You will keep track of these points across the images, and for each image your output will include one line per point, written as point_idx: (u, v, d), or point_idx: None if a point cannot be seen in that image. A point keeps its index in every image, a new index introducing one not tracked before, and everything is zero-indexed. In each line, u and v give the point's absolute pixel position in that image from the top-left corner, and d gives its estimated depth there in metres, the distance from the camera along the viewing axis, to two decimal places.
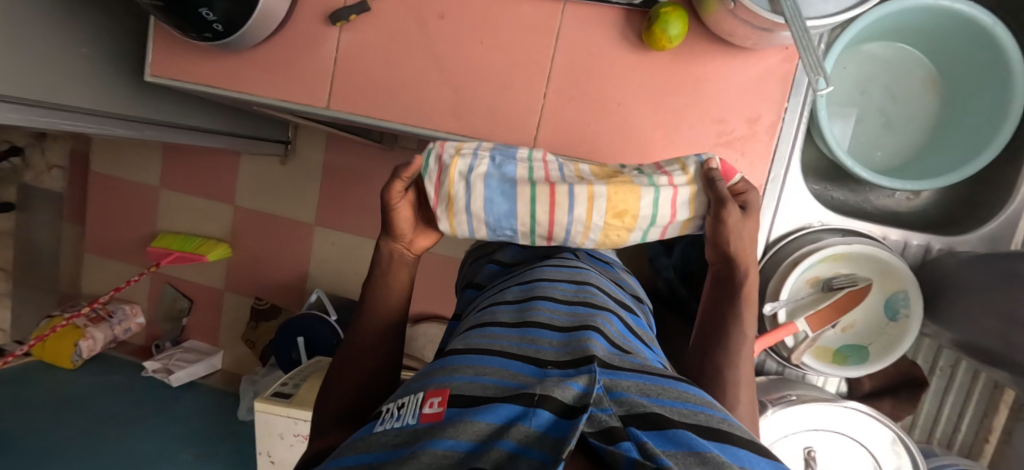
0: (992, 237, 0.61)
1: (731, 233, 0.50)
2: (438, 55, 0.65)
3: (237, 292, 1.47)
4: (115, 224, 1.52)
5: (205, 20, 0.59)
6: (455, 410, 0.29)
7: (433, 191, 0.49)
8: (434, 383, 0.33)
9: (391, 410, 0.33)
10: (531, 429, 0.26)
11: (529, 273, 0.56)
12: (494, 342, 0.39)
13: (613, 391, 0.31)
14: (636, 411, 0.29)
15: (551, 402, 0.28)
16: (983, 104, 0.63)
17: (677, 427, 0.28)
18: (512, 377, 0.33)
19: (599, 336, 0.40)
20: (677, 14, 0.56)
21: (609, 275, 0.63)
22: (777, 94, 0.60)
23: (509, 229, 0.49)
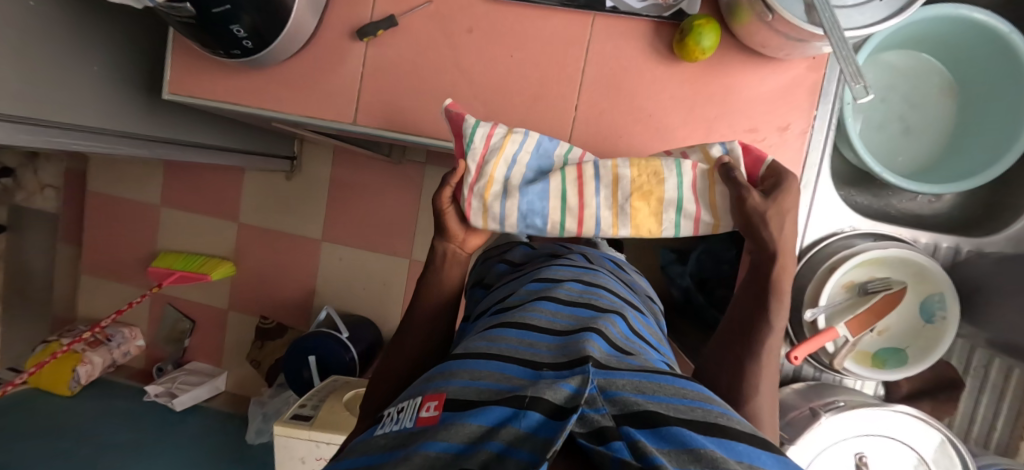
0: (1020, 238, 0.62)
1: (761, 223, 0.47)
2: (466, 69, 0.65)
3: (241, 311, 1.44)
4: (115, 244, 1.49)
5: (235, 37, 0.58)
6: (450, 413, 0.29)
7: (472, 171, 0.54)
8: (433, 388, 0.33)
9: (391, 413, 0.33)
10: (520, 430, 0.26)
11: (539, 272, 0.55)
12: (492, 345, 0.38)
13: (607, 389, 0.31)
14: (630, 410, 0.29)
15: (541, 403, 0.28)
16: (1002, 107, 0.65)
17: (672, 425, 0.28)
18: (507, 379, 0.33)
19: (598, 338, 0.39)
20: (709, 26, 0.57)
21: (617, 275, 0.62)
22: (806, 102, 0.61)
23: (538, 219, 0.54)
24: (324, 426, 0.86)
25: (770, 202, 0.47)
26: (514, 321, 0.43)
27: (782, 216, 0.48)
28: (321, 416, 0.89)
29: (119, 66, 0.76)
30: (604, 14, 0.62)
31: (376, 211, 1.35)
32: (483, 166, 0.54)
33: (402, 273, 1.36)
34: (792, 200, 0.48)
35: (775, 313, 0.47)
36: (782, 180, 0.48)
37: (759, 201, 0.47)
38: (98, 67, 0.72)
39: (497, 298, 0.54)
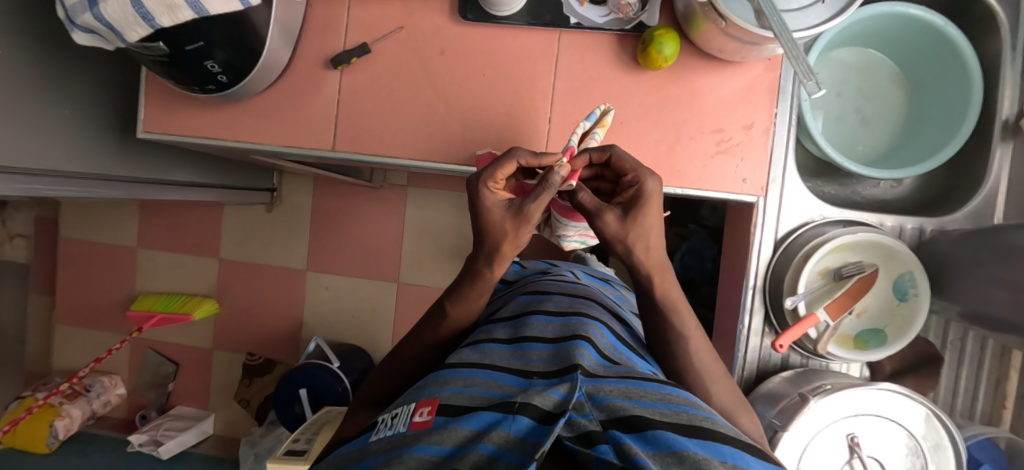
0: (977, 213, 0.67)
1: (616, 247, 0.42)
2: (441, 89, 0.67)
3: (226, 349, 1.40)
4: (91, 291, 1.45)
5: (210, 72, 0.59)
6: (443, 418, 0.29)
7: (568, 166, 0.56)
8: (426, 395, 0.33)
9: (385, 420, 0.33)
10: (510, 434, 0.27)
11: (531, 286, 0.57)
12: (485, 357, 0.39)
13: (595, 395, 0.31)
14: (618, 415, 0.30)
15: (531, 408, 0.29)
16: (948, 93, 0.69)
17: (658, 428, 0.29)
18: (499, 387, 0.33)
19: (588, 346, 0.40)
20: (668, 35, 0.60)
21: (606, 292, 0.63)
22: (766, 101, 0.64)
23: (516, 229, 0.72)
24: None
25: (629, 225, 0.41)
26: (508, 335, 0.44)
27: (643, 234, 0.41)
28: (315, 449, 0.87)
29: (92, 107, 0.76)
30: (569, 30, 0.65)
31: (361, 236, 1.36)
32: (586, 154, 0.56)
33: (390, 296, 1.35)
34: (655, 213, 0.42)
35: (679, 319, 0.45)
36: (639, 193, 0.42)
37: (614, 225, 0.41)
38: (70, 110, 0.72)
39: (488, 311, 0.55)
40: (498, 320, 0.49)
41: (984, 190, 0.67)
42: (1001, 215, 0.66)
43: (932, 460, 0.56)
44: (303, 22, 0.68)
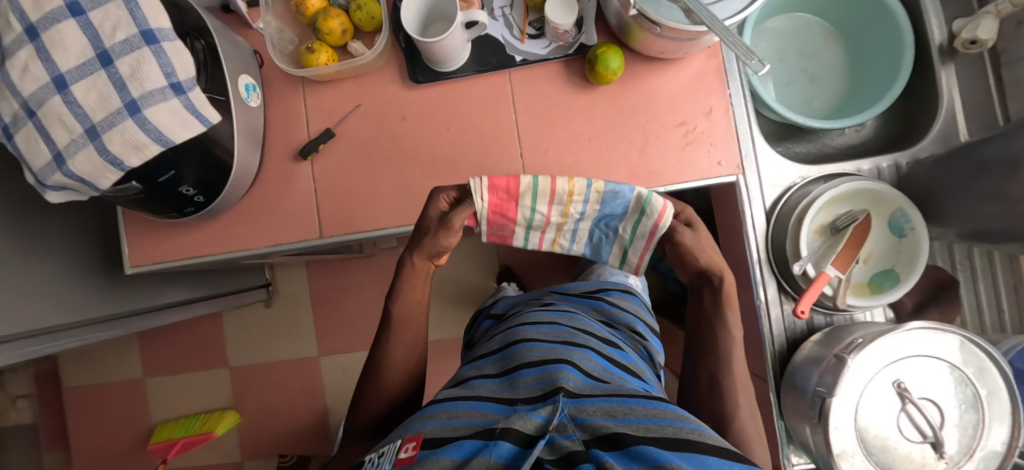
0: (943, 137, 0.68)
1: (690, 253, 0.54)
2: (410, 152, 0.69)
3: (257, 456, 1.35)
4: (104, 435, 1.39)
5: (186, 196, 0.60)
6: (427, 451, 0.34)
7: (546, 211, 0.53)
8: (413, 431, 0.38)
9: (373, 458, 0.38)
10: (491, 460, 0.31)
11: (519, 319, 0.59)
12: (472, 391, 0.43)
13: (577, 416, 0.35)
14: (601, 433, 0.34)
15: (512, 432, 0.33)
16: (879, 36, 0.72)
17: (639, 443, 0.33)
18: (484, 415, 0.37)
19: (572, 369, 0.43)
20: (610, 49, 0.63)
21: (596, 314, 0.64)
22: (717, 85, 0.67)
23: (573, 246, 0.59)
24: None
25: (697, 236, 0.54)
26: (500, 367, 0.47)
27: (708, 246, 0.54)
28: None
29: (73, 255, 0.75)
30: (518, 67, 0.68)
31: (365, 308, 1.36)
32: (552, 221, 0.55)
33: None
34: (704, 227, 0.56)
35: (732, 324, 0.55)
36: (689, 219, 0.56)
37: (687, 235, 0.54)
38: (52, 263, 0.71)
39: (477, 350, 0.58)
40: (487, 354, 0.52)
41: (943, 114, 0.68)
42: (966, 132, 0.68)
43: (980, 384, 0.56)
44: (265, 123, 0.69)
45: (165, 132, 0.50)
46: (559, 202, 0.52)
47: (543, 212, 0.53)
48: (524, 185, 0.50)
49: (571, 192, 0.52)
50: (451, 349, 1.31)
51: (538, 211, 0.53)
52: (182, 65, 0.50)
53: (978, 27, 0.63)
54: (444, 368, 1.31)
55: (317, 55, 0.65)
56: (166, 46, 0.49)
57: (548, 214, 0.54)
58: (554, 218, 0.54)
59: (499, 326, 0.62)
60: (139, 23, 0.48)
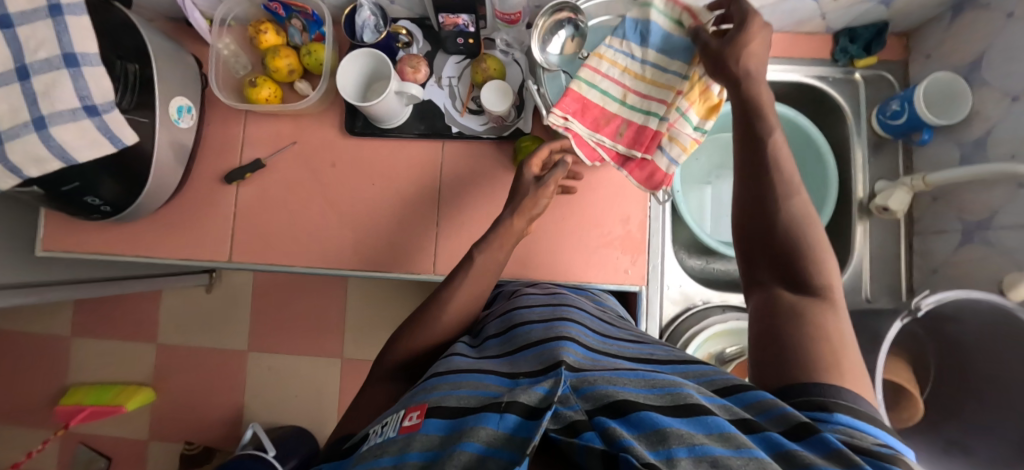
0: (849, 291, 0.69)
1: (746, 56, 0.45)
2: (332, 199, 0.70)
3: (163, 439, 1.34)
4: (18, 385, 1.38)
5: (92, 205, 0.61)
6: (432, 422, 0.34)
7: (611, 80, 0.55)
8: (416, 401, 0.38)
9: (376, 429, 0.37)
10: (497, 431, 0.31)
11: (514, 302, 0.58)
12: (474, 364, 0.42)
13: (580, 387, 0.34)
14: (603, 402, 0.32)
15: (516, 405, 0.32)
16: (810, 175, 0.74)
17: (642, 409, 0.30)
18: (486, 387, 0.37)
19: (573, 344, 0.42)
20: (536, 146, 0.65)
21: (589, 299, 0.63)
22: (637, 196, 0.69)
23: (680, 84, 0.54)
24: None
25: (728, 42, 0.45)
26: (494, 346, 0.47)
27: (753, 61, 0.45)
28: None
29: None
30: (452, 138, 0.69)
31: (303, 313, 1.36)
32: (620, 80, 0.56)
33: (332, 374, 1.34)
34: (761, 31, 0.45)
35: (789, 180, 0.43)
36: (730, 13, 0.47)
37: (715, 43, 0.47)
38: None
39: (475, 330, 0.57)
40: (487, 338, 0.52)
41: (849, 268, 0.70)
42: (870, 292, 0.69)
43: None
44: (198, 138, 0.71)
45: (68, 150, 0.51)
46: (614, 68, 0.55)
47: (605, 78, 0.55)
48: (578, 92, 0.54)
49: (607, 52, 0.56)
50: None
51: (609, 90, 0.55)
52: (99, 89, 0.52)
53: (891, 197, 0.66)
54: None
55: (259, 90, 0.66)
56: (86, 70, 0.50)
57: (609, 75, 0.55)
58: (615, 76, 0.55)
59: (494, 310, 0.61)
60: (63, 45, 0.49)
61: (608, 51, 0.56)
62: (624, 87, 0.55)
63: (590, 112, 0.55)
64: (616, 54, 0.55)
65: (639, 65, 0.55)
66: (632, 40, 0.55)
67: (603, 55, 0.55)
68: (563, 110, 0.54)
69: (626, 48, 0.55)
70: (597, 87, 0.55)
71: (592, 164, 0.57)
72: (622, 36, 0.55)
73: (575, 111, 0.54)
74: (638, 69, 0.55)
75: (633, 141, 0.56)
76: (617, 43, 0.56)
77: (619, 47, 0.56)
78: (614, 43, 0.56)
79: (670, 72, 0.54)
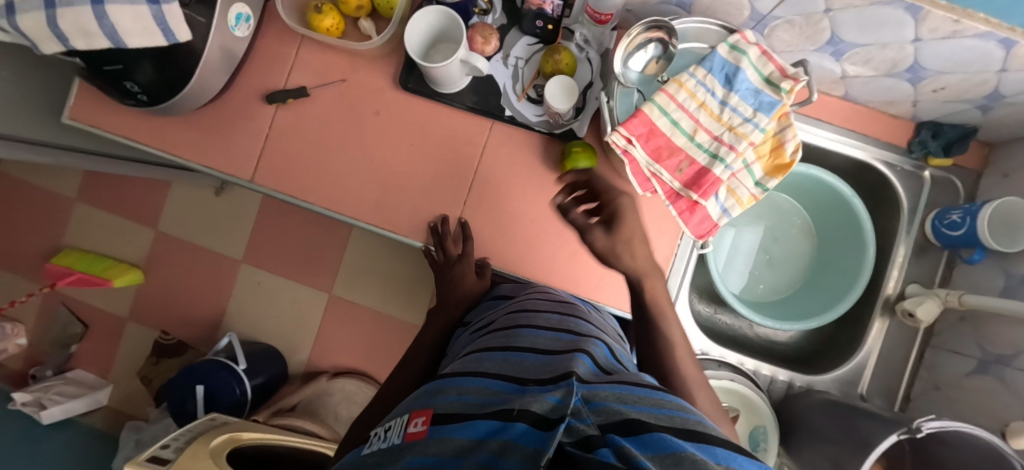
0: (845, 381, 0.69)
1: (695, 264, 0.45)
2: (367, 148, 0.68)
3: (141, 322, 1.37)
4: (15, 233, 1.39)
5: (129, 91, 0.59)
6: (435, 429, 0.32)
7: (686, 111, 0.53)
8: (421, 405, 0.37)
9: (379, 433, 0.37)
10: (507, 441, 0.28)
11: (521, 303, 0.57)
12: (478, 364, 0.42)
13: (591, 401, 0.32)
14: (615, 419, 0.30)
15: (527, 414, 0.30)
16: (846, 256, 0.72)
17: (655, 431, 0.29)
18: (492, 393, 0.35)
19: (585, 357, 0.41)
20: (586, 154, 0.62)
21: (596, 313, 0.62)
22: (670, 231, 0.67)
23: (757, 132, 0.52)
24: None
25: None
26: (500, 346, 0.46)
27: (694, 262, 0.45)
28: (180, 461, 0.82)
29: None
30: (503, 121, 0.67)
31: (303, 240, 1.36)
32: (695, 113, 0.53)
33: (317, 307, 1.36)
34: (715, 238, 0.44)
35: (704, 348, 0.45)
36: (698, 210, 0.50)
37: None
38: None
39: (481, 326, 0.56)
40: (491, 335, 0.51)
41: (856, 359, 0.69)
42: (867, 388, 0.69)
43: None
44: (249, 50, 0.68)
45: (119, 33, 0.49)
46: (691, 100, 0.53)
47: (680, 108, 0.52)
48: (649, 116, 0.52)
49: (688, 81, 0.53)
50: (360, 316, 1.35)
51: (681, 121, 0.53)
52: None
53: (920, 305, 0.64)
54: (345, 330, 1.35)
55: (322, 18, 0.62)
56: None
57: (685, 106, 0.53)
58: (692, 108, 0.53)
59: (503, 305, 0.60)
60: None
61: (687, 80, 0.53)
62: (698, 122, 0.53)
63: (657, 138, 0.52)
64: (697, 86, 0.53)
65: (717, 103, 0.53)
66: (717, 78, 0.53)
67: (684, 84, 0.53)
68: (630, 131, 0.52)
69: (708, 82, 0.53)
70: (668, 115, 0.52)
71: (643, 193, 0.55)
72: (708, 68, 0.53)
73: (642, 135, 0.52)
74: (715, 106, 0.53)
75: (691, 181, 0.53)
76: (702, 74, 0.53)
77: (702, 78, 0.53)
78: (698, 73, 0.53)
79: (745, 120, 0.52)
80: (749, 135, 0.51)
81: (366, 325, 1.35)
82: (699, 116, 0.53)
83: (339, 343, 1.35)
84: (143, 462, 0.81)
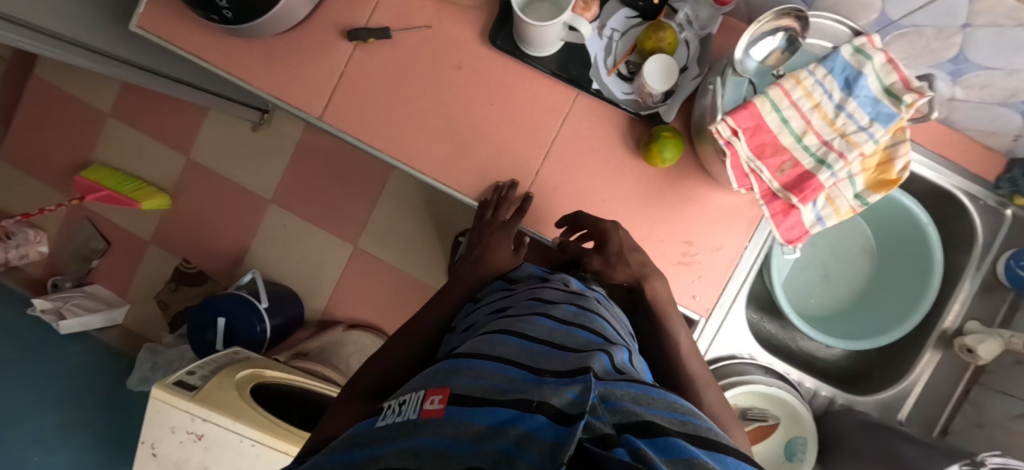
0: (886, 405, 0.69)
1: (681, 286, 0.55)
2: (444, 101, 0.66)
3: (164, 248, 1.36)
4: (46, 140, 1.37)
5: (216, 5, 0.56)
6: (454, 408, 0.29)
7: (799, 110, 0.50)
8: (436, 383, 0.33)
9: (392, 406, 0.33)
10: (523, 431, 0.26)
11: (534, 289, 0.52)
12: (493, 349, 0.37)
13: (607, 399, 0.30)
14: (630, 421, 0.28)
15: (546, 406, 0.27)
16: (908, 283, 0.70)
17: (670, 436, 0.28)
18: (510, 381, 0.32)
19: (603, 354, 0.37)
20: (674, 141, 0.60)
21: (606, 306, 0.58)
22: (741, 231, 0.65)
23: (870, 143, 0.50)
24: (206, 401, 0.80)
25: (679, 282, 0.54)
26: (511, 329, 0.42)
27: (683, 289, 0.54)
28: (206, 389, 0.82)
29: None
30: (588, 94, 0.64)
31: (335, 188, 1.34)
32: (808, 113, 0.50)
33: (341, 257, 1.35)
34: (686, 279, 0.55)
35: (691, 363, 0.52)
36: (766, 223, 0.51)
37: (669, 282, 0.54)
38: None
39: (491, 309, 0.52)
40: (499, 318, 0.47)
41: (900, 385, 0.69)
42: (907, 415, 0.69)
43: None
44: None
45: None
46: (807, 99, 0.50)
47: (794, 106, 0.50)
48: (759, 110, 0.50)
49: (806, 78, 0.50)
50: (382, 273, 1.34)
51: (792, 120, 0.50)
52: None
53: (983, 342, 0.63)
54: (367, 284, 1.34)
55: None
56: None
57: (799, 104, 0.50)
58: (806, 107, 0.50)
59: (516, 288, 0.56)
60: None
61: (805, 78, 0.50)
62: (810, 123, 0.50)
63: (763, 134, 0.50)
64: (814, 84, 0.50)
65: (832, 106, 0.50)
66: (836, 80, 0.50)
67: (802, 81, 0.50)
68: (738, 123, 0.49)
69: (827, 83, 0.50)
70: (780, 112, 0.50)
71: (738, 190, 0.53)
72: (829, 68, 0.50)
73: (749, 130, 0.50)
74: (830, 109, 0.50)
75: (792, 184, 0.52)
76: (822, 74, 0.50)
77: (821, 78, 0.50)
78: (817, 72, 0.50)
79: (859, 128, 0.50)
80: (861, 144, 0.49)
81: (387, 282, 1.34)
82: (812, 117, 0.50)
83: (359, 296, 1.35)
84: (171, 384, 0.81)
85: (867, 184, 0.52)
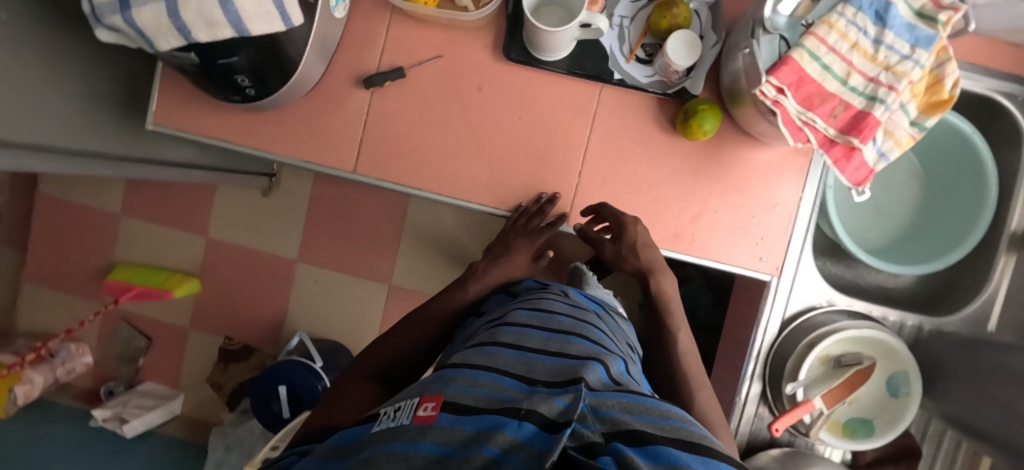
0: (973, 319, 0.68)
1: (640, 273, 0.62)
2: (472, 126, 0.66)
3: (205, 331, 1.36)
4: (65, 253, 1.37)
5: (239, 85, 0.56)
6: (451, 417, 0.26)
7: (839, 53, 0.50)
8: (432, 391, 0.30)
9: (389, 412, 0.29)
10: (512, 438, 0.23)
11: (534, 299, 0.50)
12: (490, 359, 0.35)
13: (597, 408, 0.28)
14: (619, 429, 0.26)
15: (535, 415, 0.25)
16: (964, 195, 0.70)
17: (660, 443, 0.25)
18: (505, 390, 0.30)
19: (598, 365, 0.35)
20: (712, 112, 0.59)
21: (604, 317, 0.55)
22: (794, 183, 0.65)
23: (915, 69, 0.50)
24: None
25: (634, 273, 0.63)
26: (505, 340, 0.39)
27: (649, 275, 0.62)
28: None
29: None
30: (612, 85, 0.64)
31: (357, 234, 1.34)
32: (847, 55, 0.50)
33: (379, 299, 1.34)
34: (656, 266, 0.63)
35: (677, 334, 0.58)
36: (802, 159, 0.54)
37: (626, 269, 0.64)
38: None
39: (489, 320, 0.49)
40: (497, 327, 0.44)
41: (982, 296, 0.68)
42: (997, 324, 0.68)
43: None
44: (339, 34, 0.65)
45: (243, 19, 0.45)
46: (844, 41, 0.50)
47: (833, 52, 0.50)
48: (798, 63, 0.49)
49: (838, 22, 0.50)
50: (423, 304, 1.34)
51: (834, 65, 0.50)
52: None
53: None
54: None
55: None
56: None
57: (837, 48, 0.50)
58: (845, 50, 0.50)
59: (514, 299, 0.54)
60: None
61: (836, 21, 0.50)
62: (852, 64, 0.50)
63: (807, 85, 0.50)
64: (847, 25, 0.50)
65: (869, 43, 0.50)
66: (867, 17, 0.50)
67: (835, 25, 0.50)
68: (781, 80, 0.49)
69: (859, 22, 0.50)
70: (821, 60, 0.50)
71: (794, 144, 0.53)
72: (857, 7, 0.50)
73: (794, 84, 0.49)
74: (867, 46, 0.50)
75: (847, 126, 0.51)
76: (852, 14, 0.50)
77: (852, 18, 0.50)
78: (848, 13, 0.50)
79: (902, 57, 0.50)
80: (908, 73, 0.49)
81: None
82: (852, 57, 0.50)
83: None
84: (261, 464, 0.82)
85: (920, 110, 0.52)
